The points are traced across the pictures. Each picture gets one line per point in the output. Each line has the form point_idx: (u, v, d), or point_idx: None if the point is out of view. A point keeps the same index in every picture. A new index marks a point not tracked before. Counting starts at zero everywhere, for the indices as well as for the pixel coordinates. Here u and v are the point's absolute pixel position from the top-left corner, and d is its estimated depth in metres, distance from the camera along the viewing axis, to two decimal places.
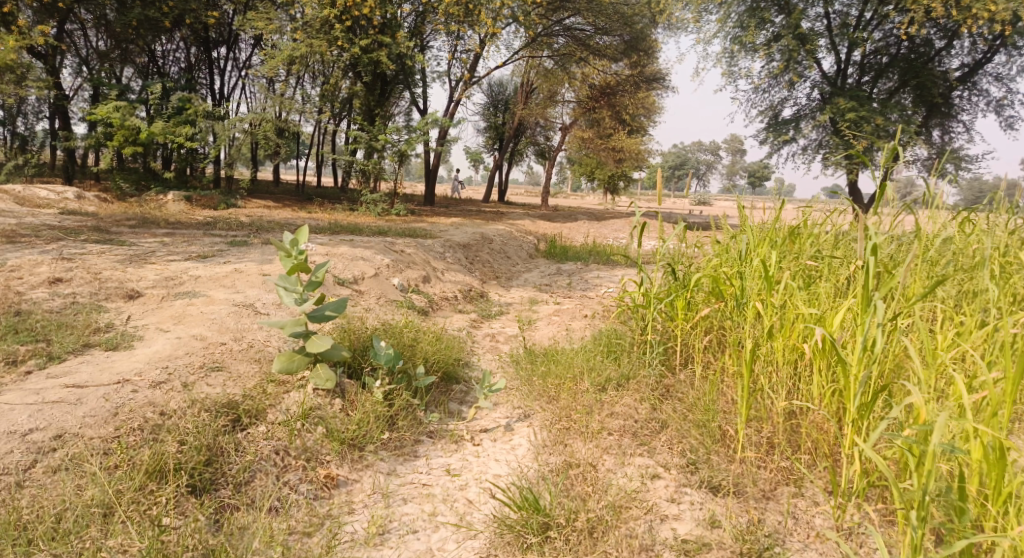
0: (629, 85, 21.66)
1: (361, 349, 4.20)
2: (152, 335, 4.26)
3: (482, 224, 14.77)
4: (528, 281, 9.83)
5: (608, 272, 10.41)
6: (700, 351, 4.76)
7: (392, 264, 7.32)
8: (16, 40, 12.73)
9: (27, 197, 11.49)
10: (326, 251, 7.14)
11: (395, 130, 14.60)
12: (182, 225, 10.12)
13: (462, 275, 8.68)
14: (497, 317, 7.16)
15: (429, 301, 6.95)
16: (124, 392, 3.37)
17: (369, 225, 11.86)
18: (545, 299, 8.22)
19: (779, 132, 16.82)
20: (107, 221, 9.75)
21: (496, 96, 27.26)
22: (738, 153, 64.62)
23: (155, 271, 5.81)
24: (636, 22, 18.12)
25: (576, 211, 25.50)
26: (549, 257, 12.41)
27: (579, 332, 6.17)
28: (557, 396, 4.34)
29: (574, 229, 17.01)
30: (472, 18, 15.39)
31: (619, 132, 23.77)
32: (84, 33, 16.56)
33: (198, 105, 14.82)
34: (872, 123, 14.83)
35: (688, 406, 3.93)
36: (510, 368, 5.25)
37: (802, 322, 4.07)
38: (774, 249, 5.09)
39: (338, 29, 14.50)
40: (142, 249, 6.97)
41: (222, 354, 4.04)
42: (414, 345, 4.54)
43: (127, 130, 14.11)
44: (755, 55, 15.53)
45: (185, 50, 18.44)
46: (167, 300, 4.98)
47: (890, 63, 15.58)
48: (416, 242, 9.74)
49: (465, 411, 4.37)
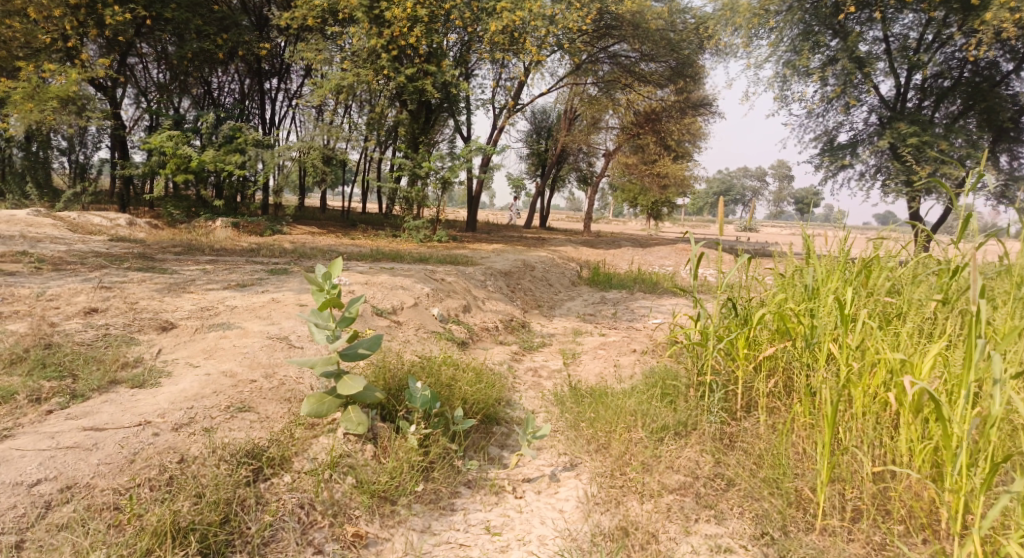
0: (675, 111, 21.29)
1: (396, 388, 3.92)
2: (180, 371, 4.06)
3: (524, 251, 14.54)
4: (571, 310, 9.49)
5: (655, 301, 10.02)
6: (765, 395, 4.38)
7: (432, 293, 7.08)
8: (78, 73, 13.08)
9: (81, 224, 11.72)
10: (365, 279, 6.95)
11: (439, 158, 14.52)
12: (226, 251, 10.11)
13: (504, 305, 8.40)
14: (540, 349, 6.84)
15: (470, 332, 6.67)
16: (143, 437, 3.17)
17: (411, 252, 11.68)
18: (590, 330, 7.87)
19: (835, 157, 16.19)
20: (153, 247, 9.81)
21: (540, 123, 27.18)
22: (785, 178, 63.27)
23: (192, 300, 5.68)
24: (684, 48, 17.77)
25: (621, 237, 25.04)
26: (593, 285, 12.06)
27: (628, 369, 5.78)
28: (609, 442, 3.98)
29: (619, 256, 16.61)
30: (517, 46, 15.18)
31: (664, 158, 23.38)
32: (144, 65, 17.10)
33: (248, 134, 15.07)
34: (935, 148, 14.19)
35: (759, 462, 3.55)
36: (554, 409, 4.90)
37: (887, 368, 3.67)
38: (846, 284, 4.68)
39: (385, 59, 14.57)
40: (182, 277, 6.89)
41: (250, 393, 3.81)
42: (452, 383, 4.24)
43: (179, 159, 14.37)
44: (809, 79, 15.06)
45: (239, 82, 18.93)
46: (200, 332, 4.81)
47: (954, 86, 14.88)
48: (457, 269, 9.51)
49: (507, 457, 4.05)
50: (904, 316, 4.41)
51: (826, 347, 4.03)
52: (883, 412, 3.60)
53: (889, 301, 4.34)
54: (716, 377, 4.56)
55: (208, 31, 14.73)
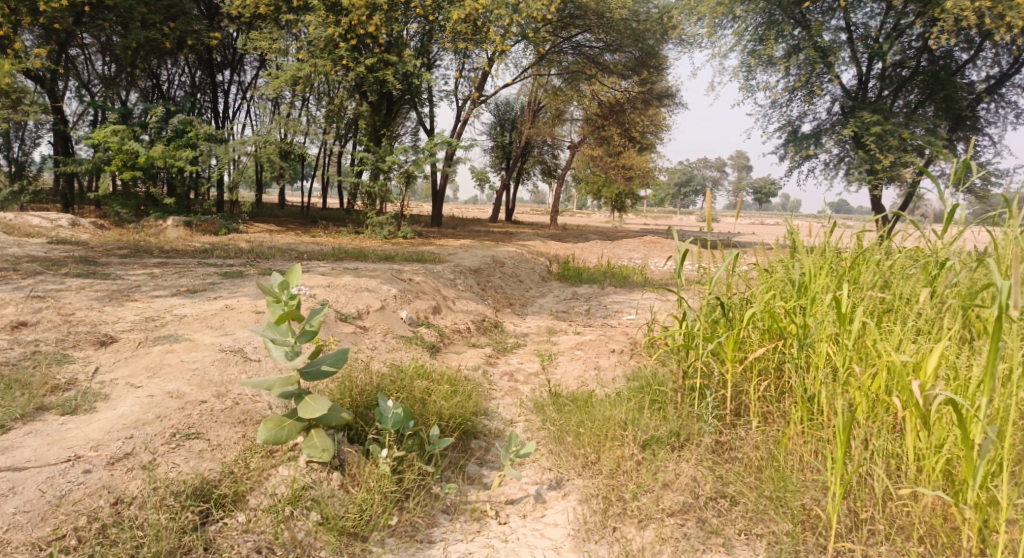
0: (638, 102, 21.15)
1: (364, 406, 3.57)
2: (119, 393, 3.61)
3: (492, 246, 14.19)
4: (544, 307, 9.18)
5: (628, 296, 9.80)
6: (758, 399, 4.16)
7: (399, 294, 6.70)
8: (12, 63, 12.28)
9: (18, 226, 10.99)
10: (327, 281, 6.53)
11: (402, 151, 14.07)
12: (178, 253, 9.53)
13: (474, 304, 8.05)
14: (514, 351, 6.52)
15: (441, 335, 6.30)
16: (71, 475, 2.76)
17: (375, 249, 11.23)
18: (564, 329, 7.59)
19: (799, 147, 16.20)
20: (97, 250, 9.19)
21: (503, 116, 26.80)
22: (744, 168, 64.08)
23: (135, 310, 5.20)
24: (648, 38, 17.57)
25: (588, 230, 24.83)
26: (563, 280, 11.79)
27: (610, 373, 5.50)
28: (598, 457, 3.70)
29: (587, 249, 16.38)
30: (480, 35, 14.74)
31: (628, 149, 23.22)
32: (87, 56, 16.26)
33: (200, 128, 14.38)
34: (897, 137, 14.31)
35: (763, 480, 3.33)
36: (535, 418, 4.60)
37: (890, 371, 3.47)
38: (836, 279, 4.48)
39: (343, 48, 14.01)
40: (127, 283, 6.37)
41: (200, 417, 3.41)
42: (427, 397, 3.90)
43: (126, 155, 13.62)
44: (773, 69, 15.01)
45: (189, 74, 18.26)
46: (143, 346, 4.35)
47: (913, 76, 14.96)
48: (424, 267, 9.12)
49: (487, 475, 3.73)
50: (896, 309, 4.26)
51: (824, 349, 3.82)
52: (887, 416, 3.42)
53: (885, 296, 4.16)
54: (706, 381, 4.32)
55: (153, 19, 13.95)
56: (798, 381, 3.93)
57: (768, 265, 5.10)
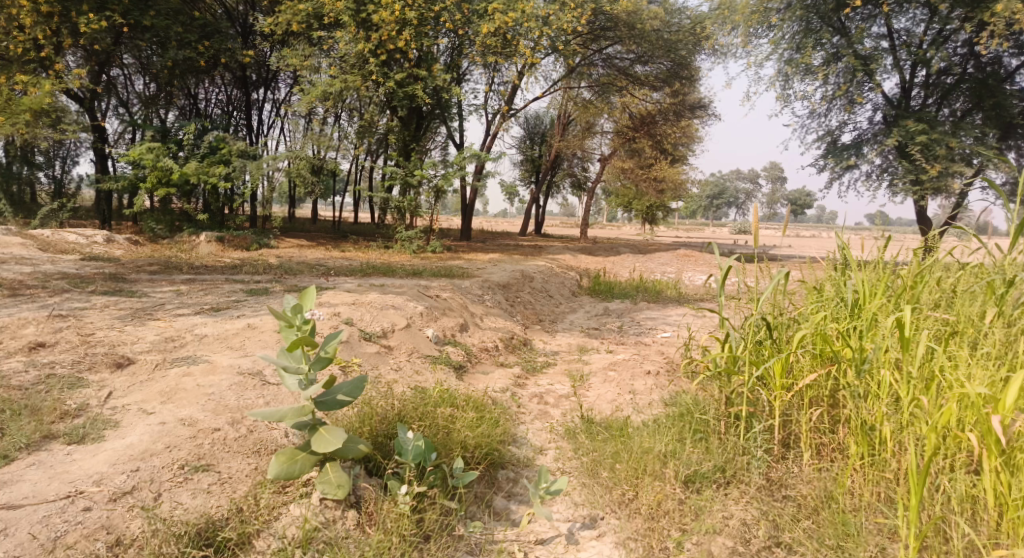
0: (670, 114, 20.82)
1: (384, 436, 3.38)
2: (130, 421, 3.45)
3: (521, 260, 13.96)
4: (575, 324, 8.90)
5: (661, 312, 9.46)
6: (810, 429, 3.85)
7: (426, 312, 6.49)
8: (52, 83, 12.49)
9: (54, 242, 11.11)
10: (352, 299, 6.35)
11: (431, 166, 13.97)
12: (207, 269, 9.48)
13: (503, 321, 7.82)
14: (544, 372, 6.25)
15: (468, 355, 6.06)
16: (69, 514, 2.61)
17: (403, 265, 11.08)
18: (596, 347, 7.30)
19: (839, 157, 15.70)
20: (127, 267, 9.18)
21: (533, 129, 26.66)
22: (778, 179, 62.94)
23: (156, 330, 5.08)
24: (680, 48, 17.26)
25: (619, 243, 24.51)
26: (594, 295, 11.49)
27: (645, 397, 5.20)
28: (636, 494, 3.47)
29: (619, 263, 16.07)
30: (510, 49, 14.62)
31: (660, 161, 22.87)
32: (126, 76, 16.58)
33: (233, 144, 14.46)
34: (944, 146, 13.75)
35: (821, 526, 3.15)
36: (567, 445, 4.34)
37: (963, 405, 3.16)
38: (893, 299, 4.16)
39: (373, 64, 14.00)
40: (152, 301, 6.27)
41: (211, 446, 3.22)
42: (451, 424, 3.66)
43: (160, 172, 13.76)
44: (812, 77, 14.56)
45: (225, 91, 18.52)
46: (160, 369, 4.21)
47: (958, 84, 14.38)
48: (452, 283, 8.92)
49: (515, 511, 3.48)
50: (962, 332, 3.89)
51: (886, 377, 3.51)
52: (960, 453, 3.11)
53: (950, 318, 3.82)
54: (752, 409, 4.03)
55: (189, 38, 14.12)
56: (856, 412, 3.62)
57: (816, 283, 4.78)
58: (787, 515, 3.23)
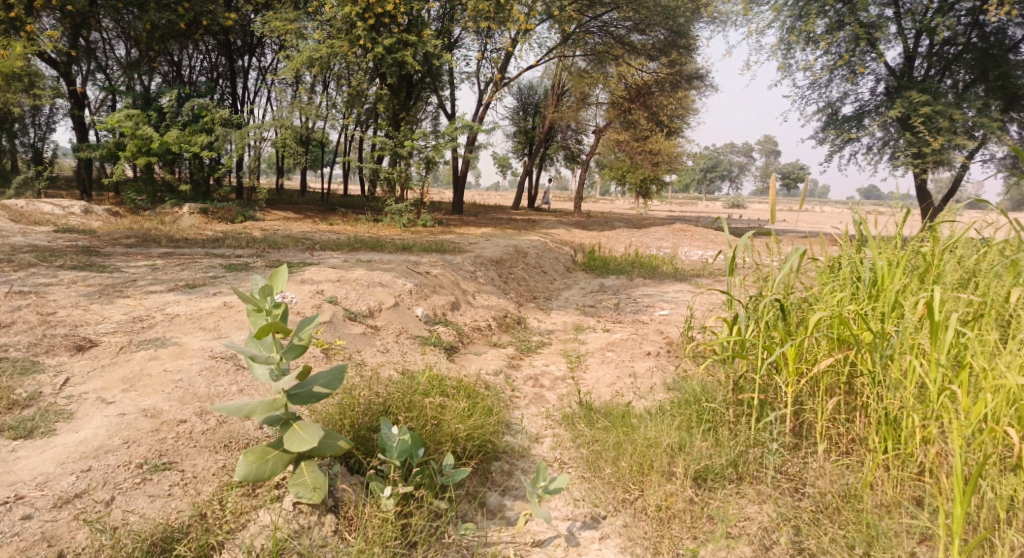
0: (666, 85, 20.34)
1: (367, 429, 3.11)
2: (87, 412, 3.13)
3: (514, 234, 13.60)
4: (570, 301, 8.62)
5: (658, 289, 9.17)
6: (826, 418, 3.60)
7: (415, 290, 6.17)
8: (23, 46, 11.92)
9: (28, 213, 10.65)
10: (337, 275, 6.01)
11: (422, 136, 13.51)
12: (186, 242, 9.08)
13: (496, 298, 7.52)
14: (539, 352, 5.97)
15: (460, 334, 5.76)
16: (5, 524, 2.34)
17: (392, 239, 10.72)
18: (592, 325, 7.01)
19: (840, 130, 15.34)
20: (104, 240, 8.77)
21: (526, 100, 26.08)
22: (772, 153, 62.51)
23: (124, 309, 4.74)
24: (679, 16, 16.71)
25: (612, 217, 24.18)
26: (588, 271, 11.18)
27: (645, 381, 4.91)
28: (641, 492, 3.24)
29: (614, 238, 15.74)
30: (503, 14, 14.06)
31: (656, 133, 22.36)
32: (105, 40, 15.92)
33: (216, 112, 13.90)
34: (947, 118, 13.40)
35: (845, 529, 2.95)
36: (565, 433, 4.07)
37: (1000, 397, 2.93)
38: (915, 278, 3.87)
39: (361, 28, 13.39)
40: (123, 276, 5.91)
41: (175, 442, 2.92)
42: (441, 414, 3.37)
43: (139, 140, 13.25)
44: (815, 47, 14.12)
45: (209, 58, 17.86)
46: (124, 352, 3.88)
47: (963, 54, 13.98)
48: (443, 258, 8.58)
49: (511, 507, 3.22)
50: (988, 314, 3.61)
51: (912, 365, 3.25)
52: (995, 449, 2.89)
53: (979, 299, 3.53)
54: (764, 397, 3.76)
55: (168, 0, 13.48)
56: (879, 401, 3.37)
57: (828, 259, 4.47)
58: (807, 517, 3.02)
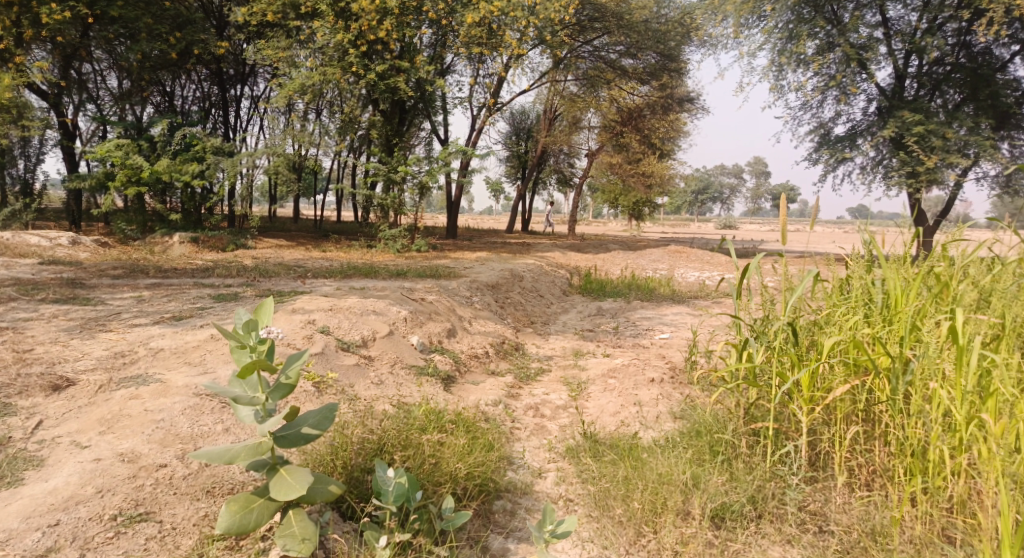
0: (658, 107, 20.38)
1: (361, 470, 2.94)
2: (59, 458, 2.92)
3: (509, 258, 13.45)
4: (568, 325, 8.44)
5: (656, 312, 9.00)
6: (845, 448, 3.44)
7: (410, 317, 5.98)
8: (12, 78, 11.79)
9: (14, 246, 10.45)
10: (329, 304, 5.82)
11: (415, 162, 13.41)
12: (175, 272, 8.87)
13: (493, 324, 7.32)
14: (539, 379, 5.77)
15: (457, 363, 5.56)
16: None
17: (386, 264, 10.56)
18: (592, 350, 6.81)
19: (834, 150, 15.32)
20: (89, 271, 8.55)
21: (518, 125, 26.13)
22: (763, 174, 62.97)
23: (105, 343, 4.53)
24: (670, 40, 16.78)
25: (608, 239, 24.09)
26: (585, 294, 11.02)
27: (651, 408, 4.70)
28: (656, 534, 3.10)
29: (609, 260, 15.61)
30: (496, 40, 14.06)
31: (648, 156, 22.38)
32: (96, 71, 15.83)
33: (207, 141, 13.76)
34: (939, 137, 13.42)
35: None
36: (569, 467, 3.87)
37: None
38: (930, 298, 3.73)
39: (353, 56, 13.36)
40: (108, 309, 5.71)
41: (153, 489, 2.71)
42: (439, 452, 3.18)
43: (129, 169, 13.10)
44: (807, 67, 14.14)
45: (201, 87, 17.80)
46: (104, 391, 3.67)
47: (953, 73, 14.00)
48: (439, 284, 8.39)
49: (515, 551, 3.00)
50: (1009, 335, 3.46)
51: (937, 394, 3.09)
52: None
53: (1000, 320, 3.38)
54: (778, 426, 3.60)
55: (159, 30, 13.40)
56: (902, 430, 3.22)
57: (837, 280, 4.32)
58: None
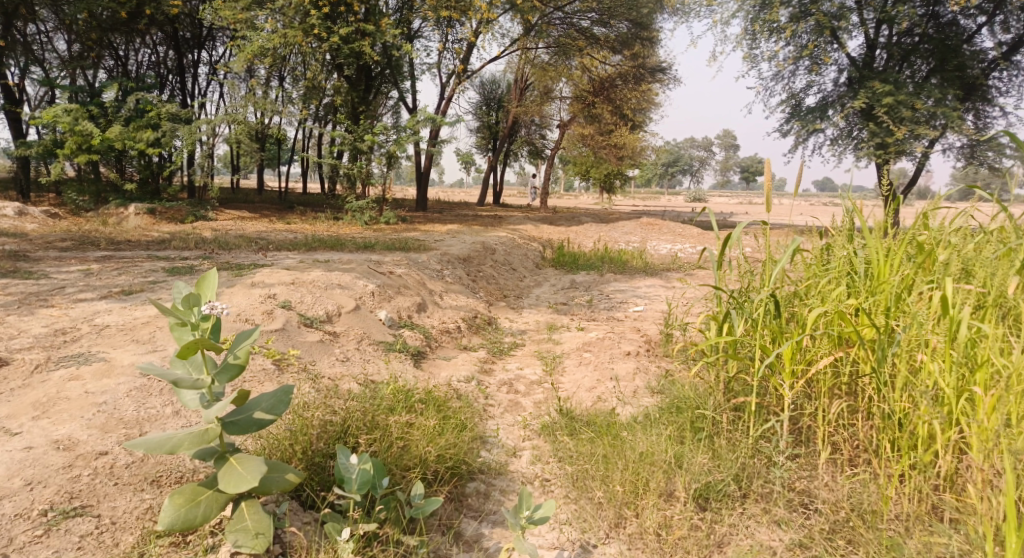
0: (630, 78, 20.08)
1: (323, 456, 2.74)
2: None
3: (481, 231, 13.19)
4: (541, 298, 8.26)
5: (630, 284, 8.87)
6: (830, 425, 3.31)
7: (378, 291, 5.72)
8: None
9: None
10: (291, 277, 5.53)
11: (383, 130, 12.98)
12: (129, 244, 8.43)
13: (465, 298, 7.10)
14: (512, 354, 5.59)
15: (427, 338, 5.34)
16: None
17: (353, 237, 10.21)
18: (566, 324, 6.64)
19: (805, 121, 15.27)
20: (35, 243, 8.07)
21: (489, 95, 25.62)
22: (732, 147, 63.27)
23: (45, 320, 4.19)
24: (642, 7, 16.47)
25: (579, 212, 23.90)
26: (558, 266, 10.84)
27: (628, 384, 4.55)
28: (638, 516, 2.96)
29: (582, 232, 15.44)
30: (465, 3, 13.60)
31: (620, 127, 22.14)
32: (44, 34, 15.03)
33: (162, 106, 13.11)
34: (909, 108, 13.41)
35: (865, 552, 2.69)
36: (545, 445, 3.71)
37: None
38: (916, 268, 3.58)
39: (316, 18, 12.80)
40: (51, 283, 5.33)
41: (91, 480, 2.47)
42: (408, 435, 2.97)
43: (79, 136, 12.42)
44: (779, 36, 13.98)
45: (158, 52, 17.04)
46: (40, 373, 3.37)
47: (922, 44, 13.98)
48: (408, 257, 8.12)
49: (489, 537, 2.83)
50: (995, 304, 3.35)
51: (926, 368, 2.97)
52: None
53: (988, 290, 3.25)
54: (761, 402, 3.46)
55: None
56: (889, 405, 3.09)
57: (817, 250, 4.17)
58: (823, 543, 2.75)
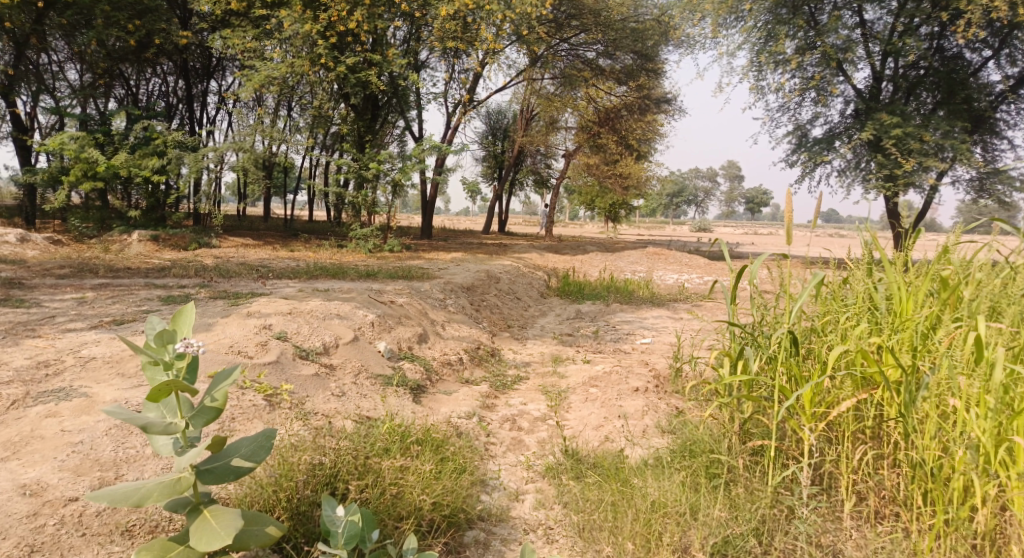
0: (635, 109, 20.10)
1: (309, 504, 2.57)
2: None
3: (485, 260, 13.04)
4: (546, 329, 8.05)
5: (636, 315, 8.66)
6: (854, 472, 3.09)
7: (378, 321, 5.55)
8: None
9: None
10: (289, 307, 5.36)
11: (387, 158, 12.91)
12: (127, 272, 8.30)
13: (468, 328, 6.92)
14: (516, 388, 5.38)
15: (427, 371, 5.14)
16: None
17: (355, 265, 10.07)
18: (572, 356, 6.44)
19: (813, 152, 15.19)
20: (32, 270, 7.94)
21: (495, 124, 25.71)
22: (737, 178, 63.38)
23: (29, 352, 4.03)
24: (648, 39, 16.52)
25: (585, 241, 23.77)
26: (563, 296, 10.65)
27: (636, 422, 4.33)
28: None
29: (588, 262, 15.27)
30: (471, 34, 13.65)
31: (625, 157, 22.13)
32: (57, 64, 15.20)
33: (168, 134, 13.09)
34: (918, 140, 13.30)
35: None
36: (549, 488, 3.49)
37: None
38: (941, 305, 3.38)
39: (323, 47, 12.84)
40: (42, 312, 5.18)
41: (57, 530, 2.27)
42: (402, 480, 2.77)
43: (84, 163, 12.40)
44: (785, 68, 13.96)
45: (167, 82, 17.19)
46: (17, 409, 3.20)
47: (928, 76, 13.94)
48: (410, 286, 7.95)
49: None
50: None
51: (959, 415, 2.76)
52: None
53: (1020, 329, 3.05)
54: (780, 446, 3.24)
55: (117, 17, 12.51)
56: (919, 453, 2.87)
57: (833, 284, 3.98)
58: None
